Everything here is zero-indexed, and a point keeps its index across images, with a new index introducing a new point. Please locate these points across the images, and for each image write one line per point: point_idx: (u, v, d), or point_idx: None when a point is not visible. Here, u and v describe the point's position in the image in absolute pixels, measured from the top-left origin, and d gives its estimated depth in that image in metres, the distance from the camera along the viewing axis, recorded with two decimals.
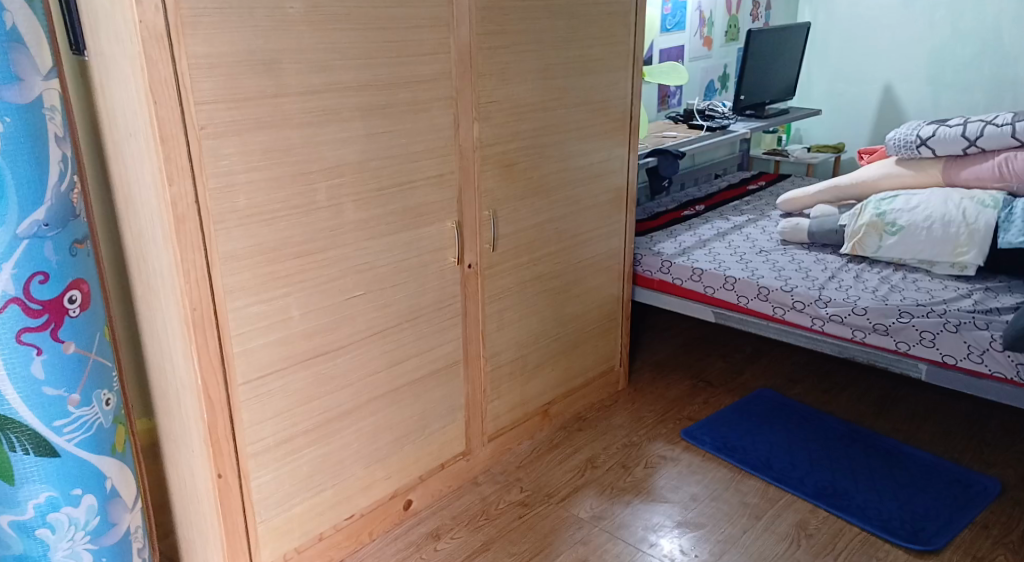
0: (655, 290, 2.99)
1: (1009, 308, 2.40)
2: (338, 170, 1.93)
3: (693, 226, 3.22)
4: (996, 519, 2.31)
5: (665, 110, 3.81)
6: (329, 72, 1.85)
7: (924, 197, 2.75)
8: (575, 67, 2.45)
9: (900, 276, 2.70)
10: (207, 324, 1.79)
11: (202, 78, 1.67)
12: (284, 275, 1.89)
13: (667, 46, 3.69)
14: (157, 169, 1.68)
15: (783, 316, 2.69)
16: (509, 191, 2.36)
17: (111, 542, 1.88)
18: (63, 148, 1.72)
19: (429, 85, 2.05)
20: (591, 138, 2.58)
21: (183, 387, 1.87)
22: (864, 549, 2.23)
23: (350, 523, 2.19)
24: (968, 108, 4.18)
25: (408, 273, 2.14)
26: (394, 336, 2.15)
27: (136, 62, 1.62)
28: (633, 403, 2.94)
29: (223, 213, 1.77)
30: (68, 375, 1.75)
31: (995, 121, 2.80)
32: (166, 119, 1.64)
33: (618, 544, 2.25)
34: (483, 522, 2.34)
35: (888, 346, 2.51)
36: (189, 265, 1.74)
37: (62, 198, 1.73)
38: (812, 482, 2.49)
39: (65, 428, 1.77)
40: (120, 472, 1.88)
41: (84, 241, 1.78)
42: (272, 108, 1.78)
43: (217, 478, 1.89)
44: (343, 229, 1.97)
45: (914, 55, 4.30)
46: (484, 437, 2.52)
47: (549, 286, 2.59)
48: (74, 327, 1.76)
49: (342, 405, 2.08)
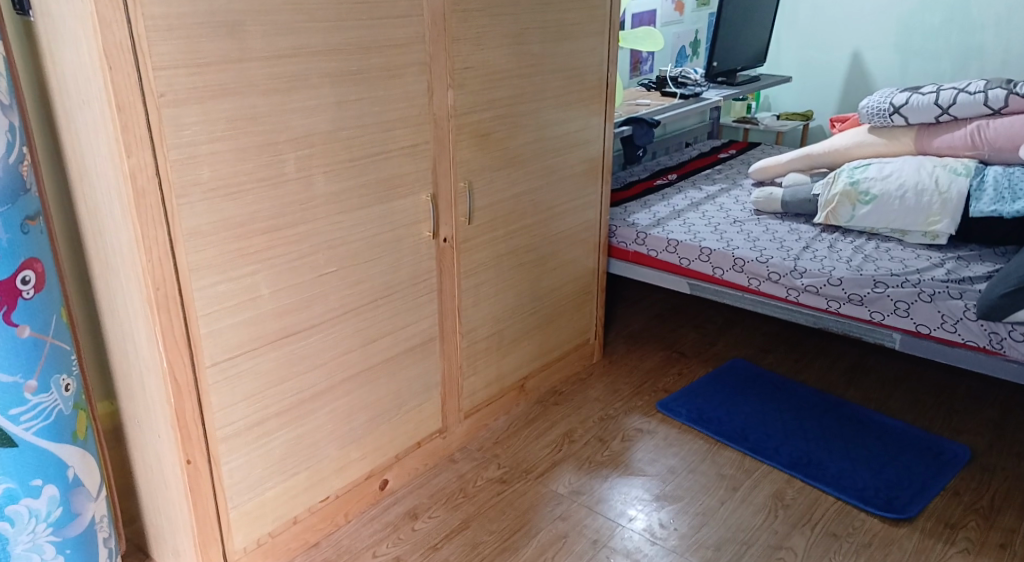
0: (630, 261, 2.95)
1: (982, 277, 2.41)
2: (307, 141, 1.83)
3: (666, 196, 3.18)
4: (966, 485, 2.34)
5: (637, 77, 3.75)
6: (296, 36, 1.75)
7: (897, 165, 2.74)
8: (551, 31, 2.37)
9: (873, 246, 2.69)
10: (172, 304, 1.70)
11: (160, 41, 1.56)
12: (251, 252, 1.80)
13: (639, 11, 3.62)
14: (113, 140, 1.57)
15: (758, 287, 2.67)
16: (485, 162, 2.29)
17: (75, 533, 1.79)
18: (11, 117, 1.60)
19: (402, 50, 1.96)
20: (566, 106, 2.51)
21: (148, 369, 1.78)
22: (840, 518, 2.23)
23: (325, 505, 2.14)
24: (934, 76, 4.20)
25: (382, 248, 2.06)
26: (368, 313, 2.08)
27: (88, 24, 1.50)
28: (608, 375, 2.92)
29: (186, 186, 1.67)
30: (23, 361, 1.66)
31: (967, 90, 2.81)
32: (121, 86, 1.53)
33: (597, 519, 2.23)
34: (461, 501, 2.30)
35: (863, 316, 2.51)
36: (151, 242, 1.64)
37: (11, 171, 1.61)
38: (787, 452, 2.49)
39: (23, 417, 1.67)
40: (83, 460, 1.79)
41: (37, 217, 1.68)
42: (236, 74, 1.68)
43: (186, 463, 1.81)
44: (314, 203, 1.88)
45: (882, 23, 4.29)
46: (460, 414, 2.46)
47: (524, 259, 2.53)
48: (29, 309, 1.66)
49: (315, 386, 2.01)
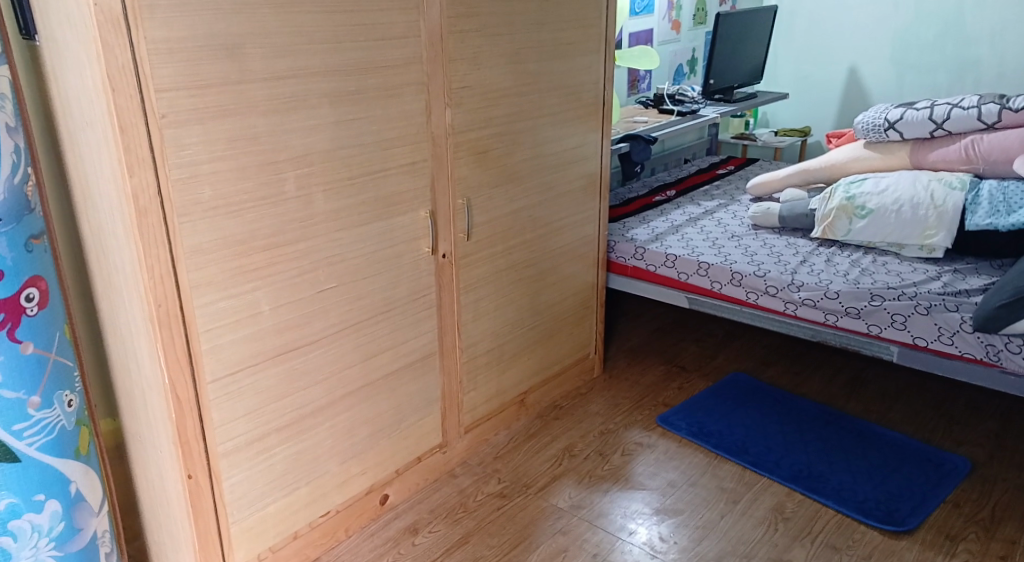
0: (629, 277, 2.97)
1: (978, 290, 2.43)
2: (307, 160, 1.86)
3: (664, 212, 3.21)
4: (967, 497, 2.34)
5: (635, 94, 3.79)
6: (296, 57, 1.79)
7: (893, 179, 2.76)
8: (548, 50, 2.40)
9: (870, 259, 2.71)
10: (173, 321, 1.73)
11: (162, 64, 1.60)
12: (253, 269, 1.83)
13: (636, 30, 3.66)
14: (116, 161, 1.60)
15: (756, 301, 2.68)
16: (483, 178, 2.32)
17: (77, 548, 1.81)
18: (15, 139, 1.64)
19: (400, 70, 1.99)
20: (563, 123, 2.54)
21: (150, 386, 1.80)
22: (840, 531, 2.24)
23: (326, 520, 2.15)
24: (930, 91, 4.23)
25: (381, 263, 2.08)
26: (368, 328, 2.10)
27: (91, 48, 1.54)
28: (608, 390, 2.93)
29: (188, 205, 1.70)
30: (27, 378, 1.68)
31: (961, 104, 2.84)
32: (124, 108, 1.57)
33: (597, 533, 2.24)
34: (462, 515, 2.31)
35: (860, 329, 2.52)
36: (153, 260, 1.67)
37: (16, 191, 1.64)
38: (788, 465, 2.49)
39: (26, 433, 1.69)
40: (85, 476, 1.81)
41: (40, 236, 1.70)
42: (236, 95, 1.71)
43: (188, 478, 1.83)
44: (314, 220, 1.91)
45: (878, 38, 4.33)
46: (460, 429, 2.48)
47: (523, 274, 2.55)
48: (32, 327, 1.68)
49: (316, 401, 2.03)
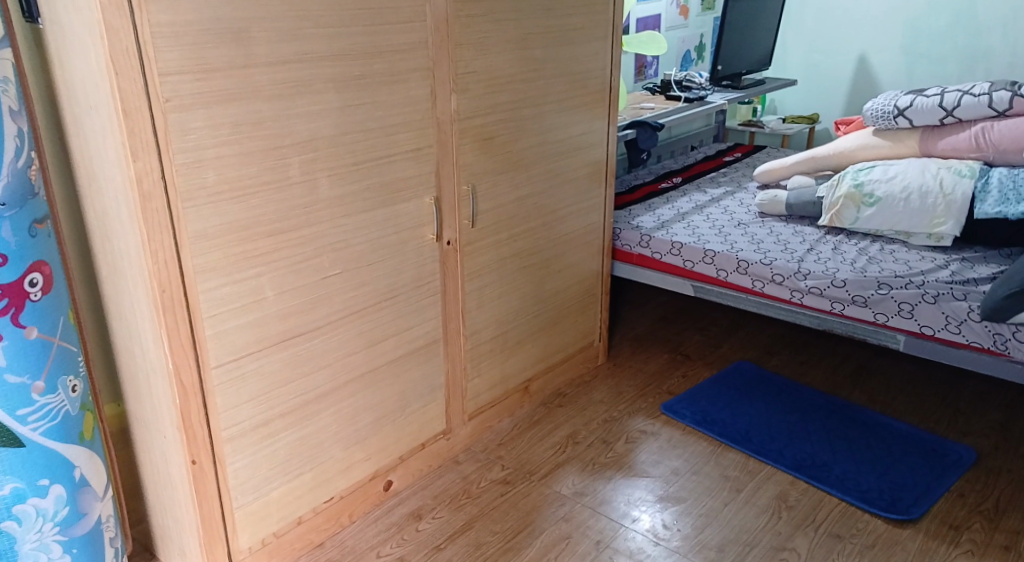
0: (634, 264, 2.96)
1: (986, 279, 2.41)
2: (311, 145, 1.85)
3: (670, 199, 3.19)
4: (971, 487, 2.33)
5: (642, 80, 3.76)
6: (300, 41, 1.77)
7: (901, 167, 2.74)
8: (554, 35, 2.38)
9: (878, 248, 2.69)
10: (177, 306, 1.72)
11: (167, 48, 1.59)
12: (257, 254, 1.82)
13: (643, 15, 3.63)
14: (120, 145, 1.60)
15: (762, 289, 2.67)
16: (488, 165, 2.31)
17: (82, 532, 1.81)
18: (19, 122, 1.63)
19: (405, 55, 1.98)
20: (570, 110, 2.53)
21: (154, 371, 1.80)
22: (843, 520, 2.23)
23: (329, 505, 2.15)
24: (941, 79, 4.19)
25: (385, 250, 2.08)
26: (372, 315, 2.10)
27: (95, 31, 1.53)
28: (613, 378, 2.93)
29: (192, 190, 1.69)
30: (31, 362, 1.68)
31: (972, 92, 2.81)
32: (128, 92, 1.56)
33: (600, 520, 2.24)
34: (465, 502, 2.31)
35: (867, 317, 2.50)
36: (157, 246, 1.67)
37: (19, 174, 1.64)
38: (791, 454, 2.49)
39: (30, 417, 1.69)
40: (90, 460, 1.82)
41: (44, 221, 1.70)
42: (240, 79, 1.70)
43: (191, 463, 1.83)
44: (318, 206, 1.90)
45: (888, 25, 4.29)
46: (464, 416, 2.48)
47: (528, 262, 2.55)
48: (36, 311, 1.68)
49: (320, 387, 2.03)
